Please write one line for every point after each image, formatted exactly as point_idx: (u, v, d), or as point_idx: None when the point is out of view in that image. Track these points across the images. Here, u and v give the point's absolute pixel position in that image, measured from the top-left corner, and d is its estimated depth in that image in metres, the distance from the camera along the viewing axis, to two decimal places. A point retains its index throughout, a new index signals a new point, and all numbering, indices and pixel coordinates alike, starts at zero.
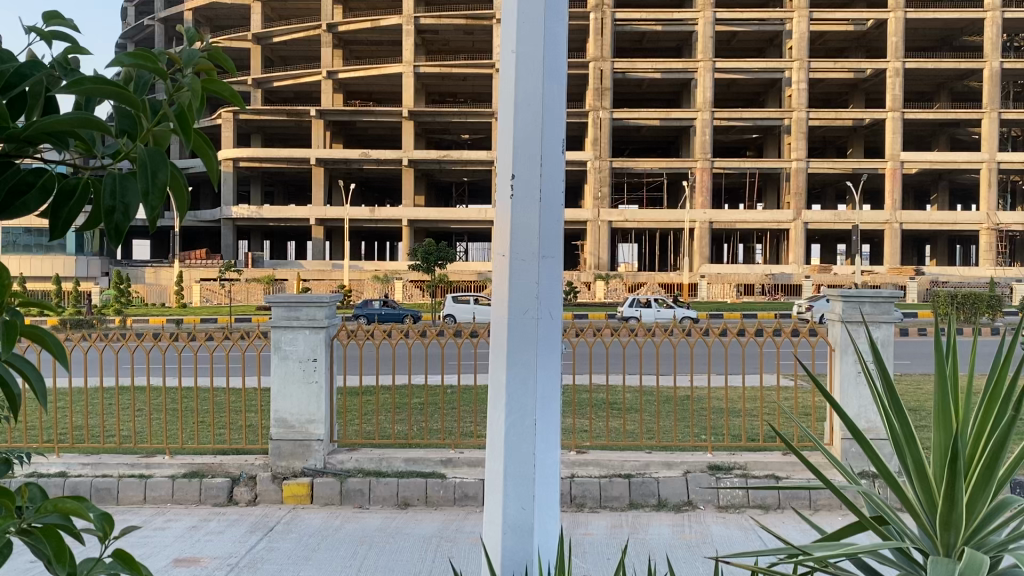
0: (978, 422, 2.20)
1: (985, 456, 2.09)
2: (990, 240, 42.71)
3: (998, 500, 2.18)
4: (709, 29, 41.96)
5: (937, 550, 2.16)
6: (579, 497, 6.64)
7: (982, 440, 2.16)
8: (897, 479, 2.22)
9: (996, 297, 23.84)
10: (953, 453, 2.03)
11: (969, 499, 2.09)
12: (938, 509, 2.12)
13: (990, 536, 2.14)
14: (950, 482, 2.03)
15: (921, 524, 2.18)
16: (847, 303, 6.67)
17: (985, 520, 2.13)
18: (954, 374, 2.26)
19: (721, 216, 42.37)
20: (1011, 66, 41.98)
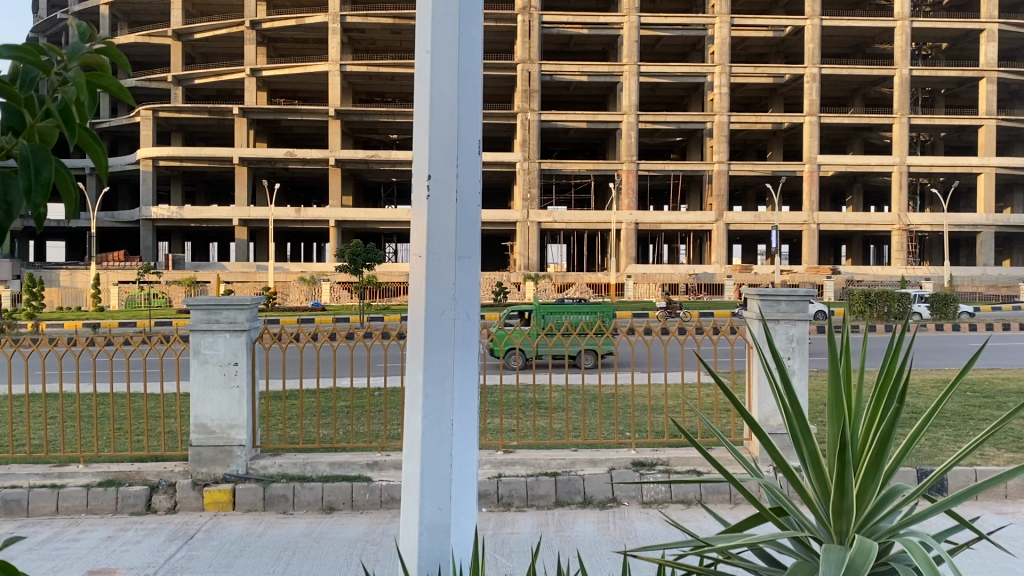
0: (869, 416, 2.27)
1: (872, 449, 2.19)
2: (901, 240, 44.45)
3: (887, 489, 2.28)
4: (634, 33, 42.61)
5: (831, 539, 2.22)
6: (506, 496, 6.67)
7: (871, 430, 2.24)
8: (795, 471, 2.29)
9: (905, 294, 24.92)
10: (839, 444, 2.11)
11: (859, 491, 2.18)
12: (830, 499, 2.20)
13: (880, 523, 2.22)
14: (839, 474, 2.12)
15: (818, 514, 2.25)
16: (764, 301, 6.86)
17: (875, 510, 2.21)
18: (846, 368, 2.34)
19: (647, 217, 43.07)
20: (920, 73, 43.75)
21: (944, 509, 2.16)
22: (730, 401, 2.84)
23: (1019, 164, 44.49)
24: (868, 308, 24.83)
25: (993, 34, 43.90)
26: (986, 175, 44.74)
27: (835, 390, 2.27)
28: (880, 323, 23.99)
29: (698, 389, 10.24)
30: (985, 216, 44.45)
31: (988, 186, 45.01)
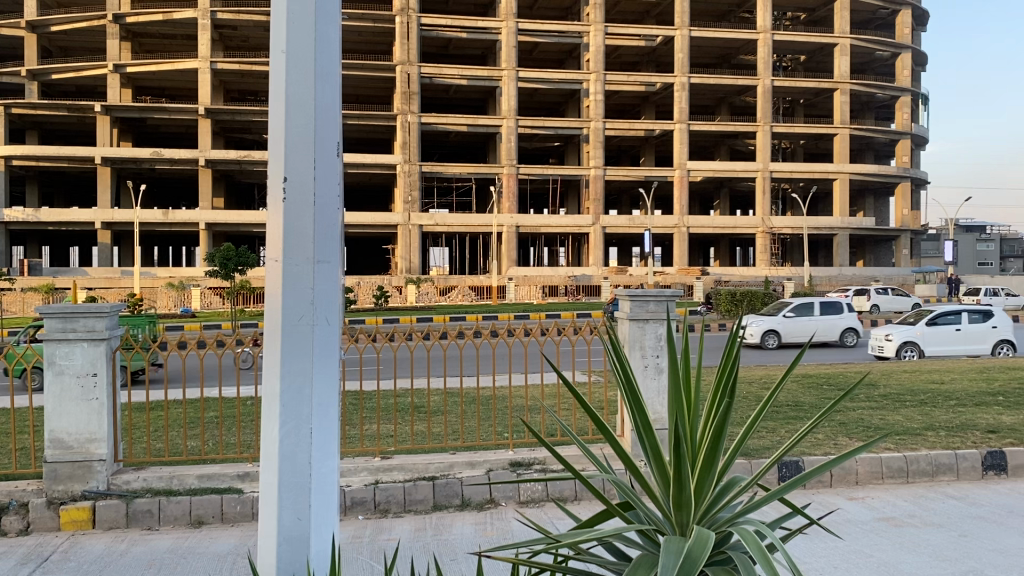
0: (706, 410, 2.38)
1: (708, 445, 2.30)
2: (765, 242, 46.75)
3: (726, 482, 2.39)
4: (512, 39, 43.06)
5: (672, 530, 2.31)
6: (383, 502, 6.60)
7: (706, 426, 2.35)
8: (639, 467, 2.37)
9: (768, 294, 26.39)
10: (674, 441, 2.21)
11: (698, 484, 2.28)
12: (672, 491, 2.28)
13: (719, 514, 2.34)
14: (677, 469, 2.21)
15: (660, 508, 2.34)
16: (633, 302, 7.09)
17: (713, 501, 2.33)
18: (686, 366, 2.43)
19: (527, 221, 43.60)
20: (781, 84, 46.15)
21: (777, 499, 2.31)
22: (582, 400, 2.92)
23: (870, 171, 47.55)
24: (733, 307, 26.09)
25: (845, 49, 46.73)
26: (840, 182, 47.58)
27: (674, 385, 2.35)
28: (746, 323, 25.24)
29: (567, 388, 10.50)
30: (840, 220, 47.27)
31: (842, 191, 47.89)
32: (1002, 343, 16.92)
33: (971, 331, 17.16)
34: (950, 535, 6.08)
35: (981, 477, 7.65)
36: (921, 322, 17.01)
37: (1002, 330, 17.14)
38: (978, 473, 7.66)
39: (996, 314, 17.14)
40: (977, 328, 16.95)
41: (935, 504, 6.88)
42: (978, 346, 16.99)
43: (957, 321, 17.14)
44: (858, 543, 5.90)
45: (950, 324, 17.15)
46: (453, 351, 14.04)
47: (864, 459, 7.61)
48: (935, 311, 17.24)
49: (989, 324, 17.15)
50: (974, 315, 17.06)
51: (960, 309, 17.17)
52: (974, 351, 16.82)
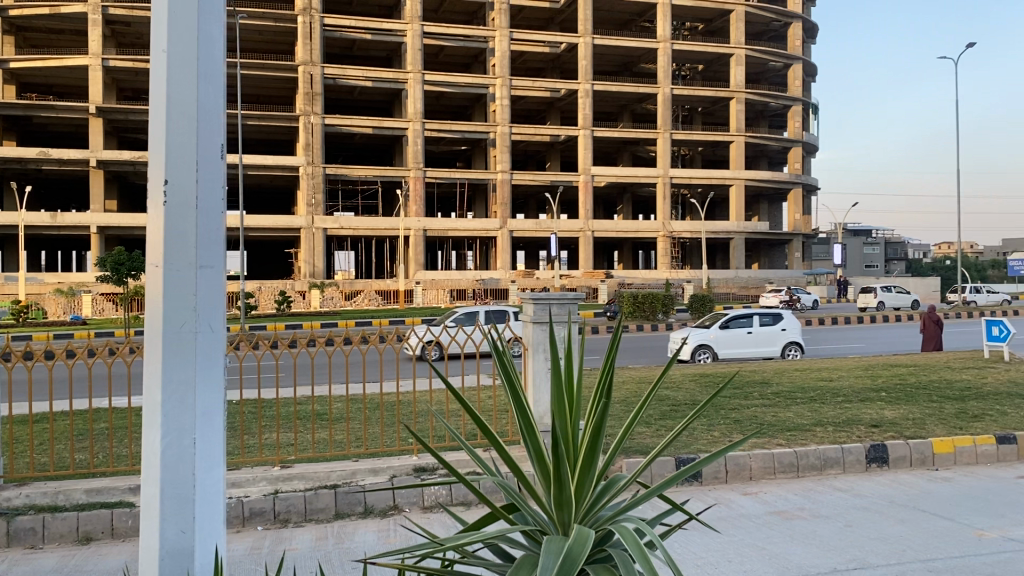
0: (588, 411, 2.43)
1: (585, 446, 2.35)
2: (665, 246, 47.88)
3: (606, 482, 2.45)
4: (418, 41, 42.92)
5: (556, 530, 2.36)
6: (283, 512, 6.47)
7: (586, 430, 2.39)
8: (520, 468, 2.40)
9: (669, 296, 26.98)
10: (554, 441, 2.26)
11: (580, 482, 2.34)
12: (553, 491, 2.33)
13: (601, 511, 2.40)
14: (557, 468, 2.27)
15: (543, 507, 2.38)
16: (537, 304, 7.12)
17: (593, 500, 2.39)
18: (570, 369, 2.47)
19: (434, 225, 43.40)
20: (681, 92, 47.43)
21: (655, 495, 2.39)
22: (468, 404, 2.93)
23: (764, 177, 49.34)
24: (635, 310, 26.59)
25: (740, 59, 48.42)
26: (736, 188, 49.24)
27: (557, 380, 2.40)
28: (647, 325, 25.78)
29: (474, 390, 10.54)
30: (736, 224, 48.85)
31: (738, 197, 49.55)
32: (791, 345, 17.59)
33: (763, 333, 17.75)
34: (837, 525, 6.36)
35: (864, 470, 8.03)
36: (714, 326, 17.50)
37: (790, 333, 17.82)
38: (862, 465, 8.04)
39: (784, 317, 17.77)
40: (766, 330, 17.50)
41: (822, 496, 7.20)
42: (768, 348, 17.61)
43: (748, 325, 17.71)
44: (749, 537, 6.11)
45: (743, 327, 17.73)
46: (360, 355, 13.94)
47: (757, 455, 7.88)
48: (729, 314, 17.77)
49: (779, 326, 17.77)
50: (764, 317, 17.61)
51: (751, 313, 17.73)
52: (763, 352, 17.42)
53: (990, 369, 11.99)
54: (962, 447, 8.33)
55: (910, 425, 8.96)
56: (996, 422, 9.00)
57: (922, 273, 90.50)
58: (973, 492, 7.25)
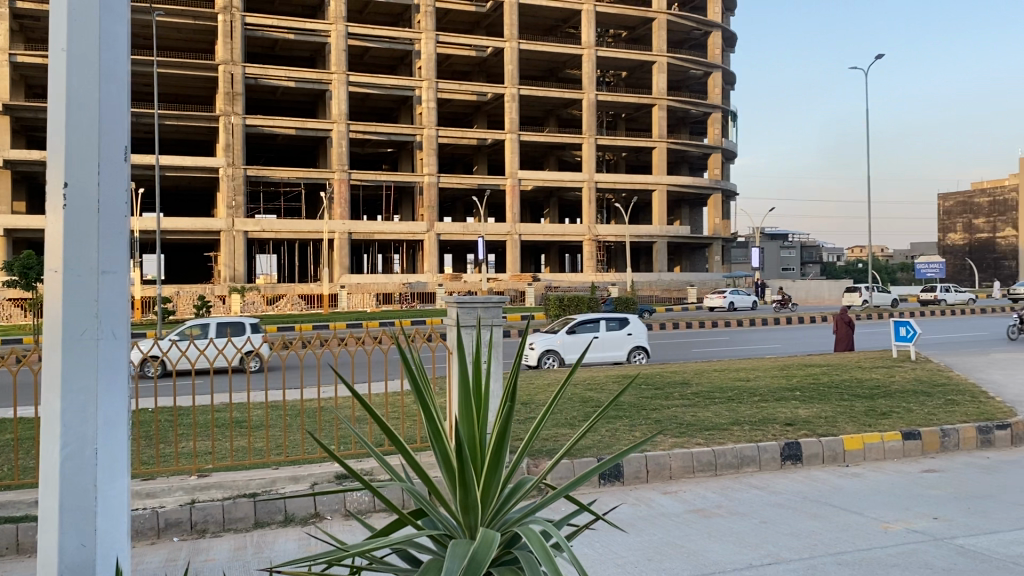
0: (494, 416, 2.48)
1: (490, 455, 2.41)
2: (591, 249, 48.46)
3: (511, 485, 2.52)
4: (342, 42, 42.44)
5: (463, 534, 2.42)
6: (200, 523, 6.31)
7: (491, 434, 2.45)
8: (427, 473, 2.44)
9: (595, 298, 27.23)
10: (457, 444, 2.31)
11: (487, 485, 2.41)
12: (459, 494, 2.39)
13: (507, 514, 2.47)
14: (461, 472, 2.33)
15: (450, 511, 2.44)
16: (461, 307, 7.04)
17: (498, 502, 2.45)
18: (474, 374, 2.51)
19: (359, 228, 42.92)
20: (605, 98, 48.10)
21: (559, 497, 2.47)
22: (374, 410, 2.95)
23: (685, 182, 50.40)
24: (561, 312, 26.76)
25: (663, 67, 49.61)
26: (659, 193, 50.16)
27: (466, 385, 2.45)
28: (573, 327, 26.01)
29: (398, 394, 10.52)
30: (659, 228, 49.73)
31: (661, 202, 50.48)
32: (637, 348, 17.25)
33: (610, 338, 17.45)
34: (752, 522, 6.54)
35: (779, 467, 8.27)
36: (561, 331, 17.22)
37: (637, 337, 17.57)
38: (778, 463, 8.28)
39: (631, 322, 17.60)
40: (612, 335, 17.32)
41: (737, 494, 7.39)
42: (616, 352, 17.21)
43: (595, 330, 17.53)
44: (668, 535, 6.23)
45: (590, 332, 17.49)
46: (276, 363, 13.70)
47: (677, 455, 8.03)
48: (576, 319, 17.60)
49: (625, 331, 17.52)
50: (610, 322, 17.44)
51: (598, 317, 17.56)
52: (609, 355, 17.04)
53: (897, 368, 12.46)
54: (871, 444, 8.65)
55: (823, 423, 9.27)
56: (902, 419, 9.39)
57: (837, 275, 93.62)
58: (880, 487, 7.54)
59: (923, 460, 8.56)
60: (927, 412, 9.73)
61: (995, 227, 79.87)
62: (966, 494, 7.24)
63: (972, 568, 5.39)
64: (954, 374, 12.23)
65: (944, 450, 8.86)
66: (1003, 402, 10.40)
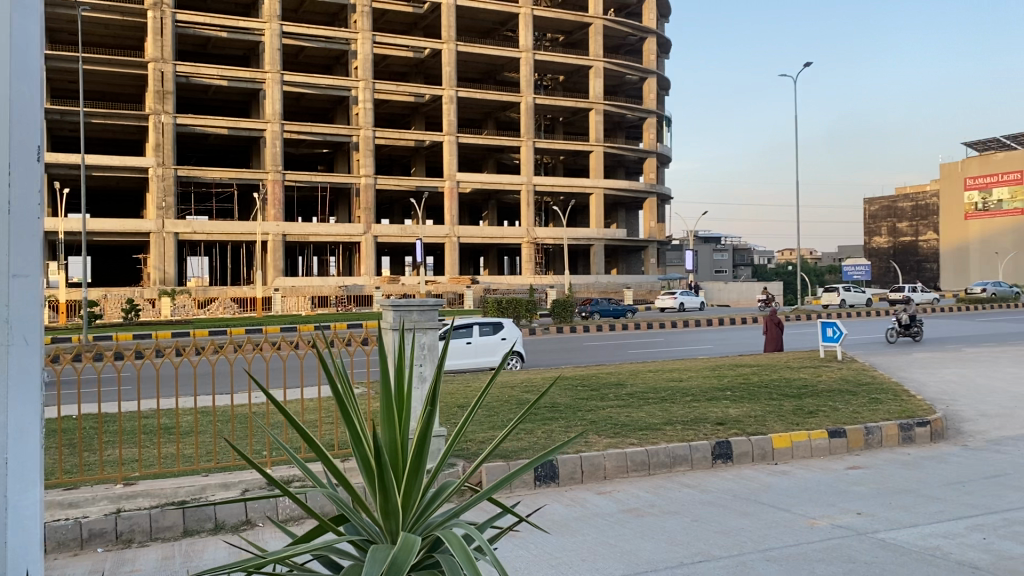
0: (415, 424, 2.61)
1: (410, 464, 2.55)
2: (530, 252, 48.67)
3: (433, 488, 2.67)
4: (276, 41, 41.80)
5: (385, 538, 2.57)
6: (125, 533, 6.15)
7: (410, 442, 2.59)
8: (351, 481, 2.57)
9: (532, 300, 27.45)
10: (378, 453, 2.45)
11: (407, 489, 2.55)
12: (380, 499, 2.53)
13: (429, 517, 2.64)
14: (380, 475, 2.46)
15: (373, 517, 2.58)
16: (397, 311, 6.88)
17: (419, 506, 2.61)
18: (396, 384, 2.64)
19: (294, 229, 42.32)
20: (543, 101, 48.36)
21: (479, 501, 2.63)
22: (297, 417, 3.03)
23: (621, 186, 50.99)
24: (499, 315, 26.83)
25: (599, 72, 49.84)
26: (596, 196, 50.67)
27: (384, 394, 2.56)
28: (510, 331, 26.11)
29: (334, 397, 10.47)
30: (596, 231, 50.22)
31: (598, 205, 51.00)
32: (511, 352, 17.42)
33: (482, 343, 17.49)
34: (683, 521, 6.65)
35: (711, 466, 8.43)
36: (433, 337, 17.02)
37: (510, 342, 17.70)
38: (708, 462, 8.44)
39: (505, 326, 17.69)
40: (487, 341, 17.34)
41: (670, 493, 7.50)
42: (489, 358, 17.32)
43: (468, 335, 17.42)
44: (601, 535, 6.30)
45: (462, 338, 17.40)
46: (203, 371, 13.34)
47: (611, 454, 8.11)
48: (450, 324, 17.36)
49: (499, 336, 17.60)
50: (484, 327, 17.44)
51: (471, 323, 17.45)
52: (482, 362, 17.09)
53: (824, 368, 12.82)
54: (798, 441, 8.88)
55: (752, 422, 9.49)
56: (829, 417, 9.66)
57: (767, 278, 95.85)
58: (806, 484, 7.73)
59: (848, 457, 8.82)
60: (852, 410, 10.03)
61: (916, 231, 82.75)
62: (888, 490, 7.49)
63: (893, 562, 5.58)
64: (877, 373, 12.61)
65: (868, 447, 9.14)
66: (923, 399, 10.79)
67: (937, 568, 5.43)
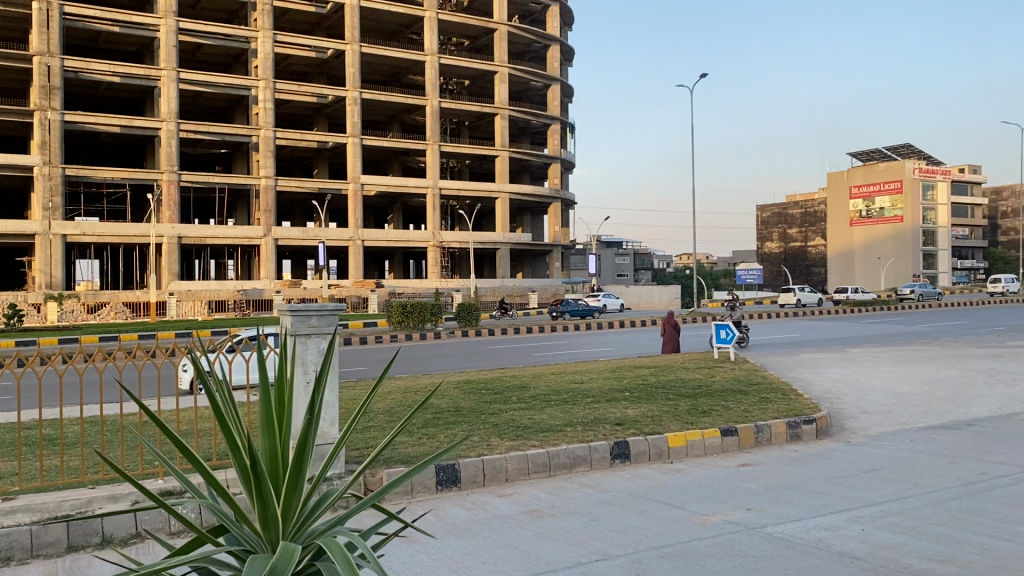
0: (294, 432, 2.66)
1: (290, 472, 2.63)
2: (435, 255, 48.53)
3: (311, 497, 2.76)
4: (172, 37, 40.44)
5: (264, 549, 2.64)
6: (5, 550, 5.83)
7: (288, 453, 2.65)
8: (230, 493, 2.60)
9: (438, 304, 27.35)
10: (254, 466, 2.51)
11: (287, 499, 2.62)
12: (261, 508, 2.59)
13: (308, 526, 2.72)
14: (257, 486, 2.52)
15: (251, 528, 2.65)
16: (296, 317, 6.75)
17: (297, 515, 2.68)
18: (274, 394, 2.69)
19: (190, 232, 41.02)
20: (449, 105, 48.38)
21: (360, 511, 2.72)
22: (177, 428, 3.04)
23: (526, 191, 51.47)
24: (404, 319, 26.53)
25: (504, 77, 50.49)
26: (501, 201, 50.98)
27: (265, 404, 2.63)
28: (415, 335, 25.91)
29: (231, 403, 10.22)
30: (502, 235, 50.49)
31: (504, 209, 51.32)
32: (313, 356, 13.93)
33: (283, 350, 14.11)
34: (582, 521, 6.78)
35: (609, 465, 8.62)
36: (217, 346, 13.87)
37: None
38: (607, 462, 8.62)
39: None
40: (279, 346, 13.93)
41: (570, 493, 7.64)
42: None
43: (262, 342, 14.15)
44: (501, 538, 6.36)
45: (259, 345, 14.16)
46: (87, 384, 12.68)
47: (512, 457, 8.18)
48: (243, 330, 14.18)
49: None
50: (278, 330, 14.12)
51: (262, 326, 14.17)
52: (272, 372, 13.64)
53: (719, 368, 13.27)
54: (692, 440, 9.17)
55: (649, 422, 9.73)
56: (721, 417, 9.99)
57: (667, 282, 98.15)
58: (700, 482, 7.99)
59: (740, 454, 9.15)
60: (743, 410, 10.39)
61: (806, 237, 86.49)
62: (775, 486, 7.82)
63: (779, 554, 5.83)
64: (768, 373, 13.11)
65: (757, 445, 9.52)
66: (809, 398, 11.30)
67: (818, 559, 5.71)
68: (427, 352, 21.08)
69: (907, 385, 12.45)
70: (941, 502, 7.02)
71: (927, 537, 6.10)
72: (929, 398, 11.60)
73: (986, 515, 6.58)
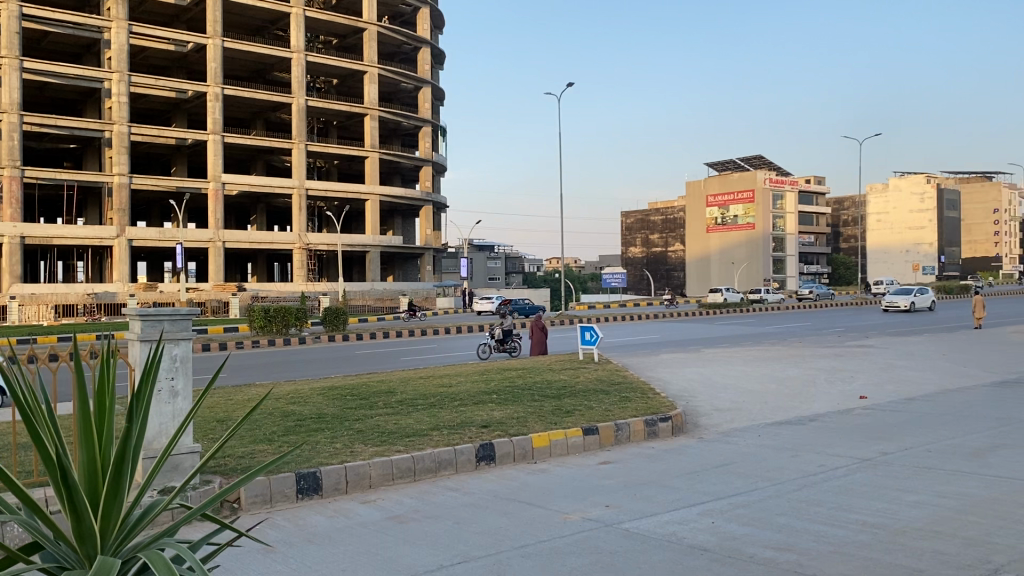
0: (114, 441, 2.61)
1: (113, 475, 2.58)
2: (301, 258, 47.42)
3: (133, 503, 2.71)
4: (14, 24, 37.79)
5: (81, 563, 2.59)
6: None
7: (109, 458, 2.60)
8: (50, 508, 2.53)
9: (301, 307, 26.59)
10: (70, 475, 2.45)
11: (107, 513, 2.57)
12: (84, 515, 2.54)
13: (131, 538, 2.68)
14: (72, 500, 2.45)
15: (69, 543, 2.58)
16: (145, 321, 6.45)
17: (118, 523, 2.64)
18: (91, 405, 2.61)
19: (35, 231, 38.44)
20: (315, 104, 47.39)
21: (188, 520, 2.69)
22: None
23: (397, 194, 51.08)
24: (266, 324, 25.58)
25: (373, 78, 49.88)
26: (371, 203, 50.41)
27: (85, 415, 2.57)
28: (277, 340, 25.11)
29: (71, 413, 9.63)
30: (371, 238, 49.86)
31: (373, 212, 50.75)
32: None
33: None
34: (444, 525, 6.77)
35: (475, 467, 8.68)
36: None
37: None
38: (472, 464, 8.68)
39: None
40: None
41: (435, 497, 7.65)
42: None
43: None
44: (363, 544, 6.29)
45: None
46: None
47: (376, 462, 8.11)
48: None
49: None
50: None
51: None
52: None
53: (583, 369, 13.61)
54: (556, 440, 9.36)
55: (514, 423, 9.88)
56: (583, 417, 10.23)
57: (537, 285, 99.46)
58: (561, 481, 8.16)
59: (600, 453, 9.42)
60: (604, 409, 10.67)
61: (668, 242, 89.74)
62: (631, 483, 8.07)
63: (634, 550, 6.02)
64: (628, 373, 13.55)
65: (618, 443, 9.81)
66: (667, 397, 11.74)
67: (668, 552, 5.94)
68: (278, 358, 20.36)
69: (752, 384, 13.13)
70: (783, 494, 7.44)
71: (771, 527, 6.45)
72: (772, 396, 12.28)
73: (823, 504, 7.03)
